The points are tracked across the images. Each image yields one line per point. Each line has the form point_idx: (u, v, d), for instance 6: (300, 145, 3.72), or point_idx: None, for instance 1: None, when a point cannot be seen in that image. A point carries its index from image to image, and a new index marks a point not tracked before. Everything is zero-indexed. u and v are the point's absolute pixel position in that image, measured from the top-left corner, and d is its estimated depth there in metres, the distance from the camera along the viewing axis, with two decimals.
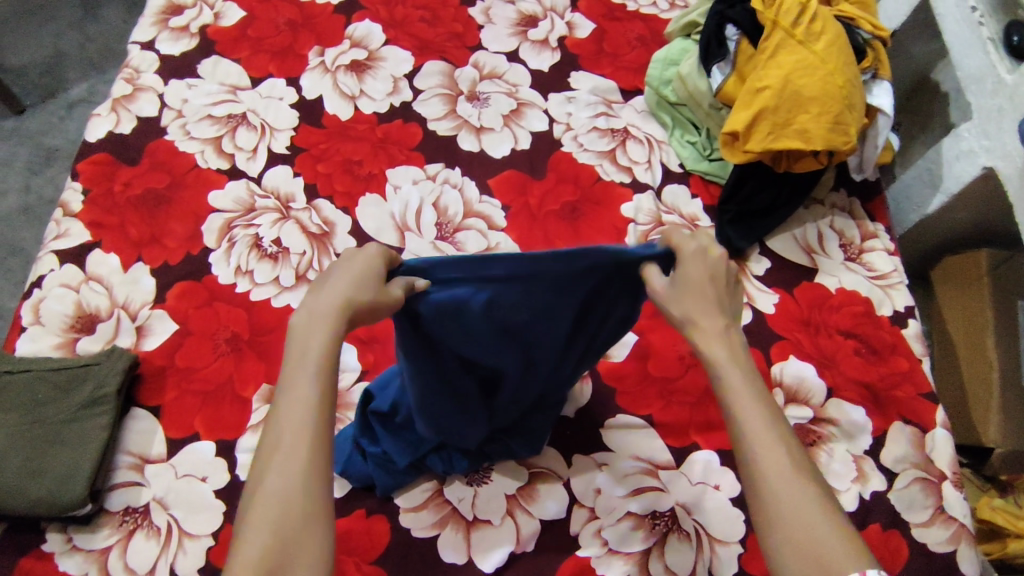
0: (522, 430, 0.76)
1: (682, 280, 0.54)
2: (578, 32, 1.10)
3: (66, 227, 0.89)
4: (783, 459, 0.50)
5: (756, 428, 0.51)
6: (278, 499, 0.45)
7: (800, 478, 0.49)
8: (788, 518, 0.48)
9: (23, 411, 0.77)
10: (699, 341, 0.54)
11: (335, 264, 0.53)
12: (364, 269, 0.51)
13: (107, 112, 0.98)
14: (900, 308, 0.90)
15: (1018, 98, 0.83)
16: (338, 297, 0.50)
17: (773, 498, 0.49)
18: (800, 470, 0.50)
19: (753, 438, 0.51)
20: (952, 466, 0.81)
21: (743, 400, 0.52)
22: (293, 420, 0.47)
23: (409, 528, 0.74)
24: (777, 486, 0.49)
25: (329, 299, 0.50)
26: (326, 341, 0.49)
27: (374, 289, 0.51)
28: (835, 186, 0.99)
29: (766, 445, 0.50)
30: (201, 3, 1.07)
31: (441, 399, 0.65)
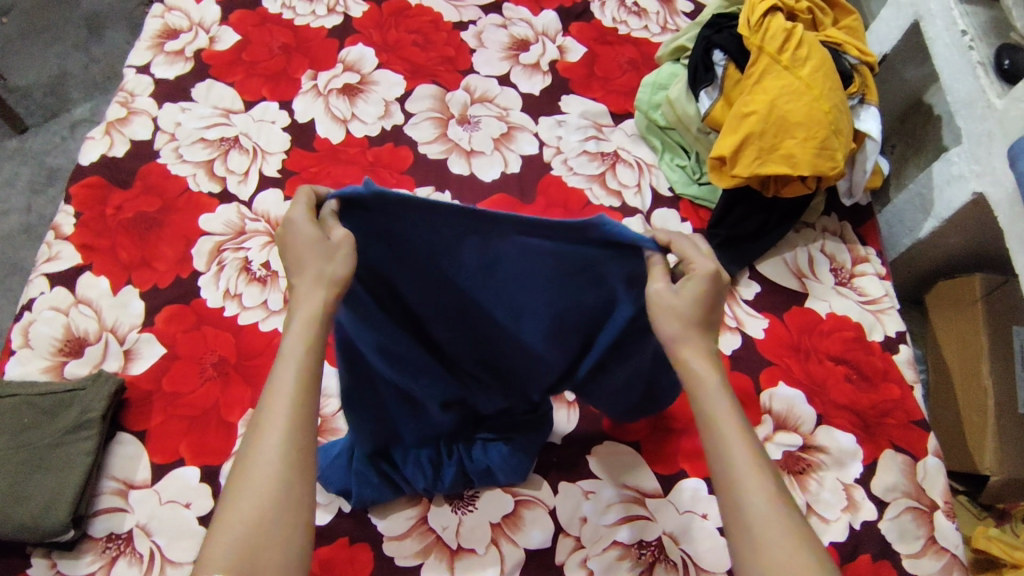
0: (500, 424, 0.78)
1: (688, 299, 0.53)
2: (569, 56, 1.11)
3: (58, 250, 0.89)
4: (767, 489, 0.49)
5: (739, 455, 0.50)
6: (259, 487, 0.47)
7: (782, 507, 0.49)
8: (770, 550, 0.47)
9: (9, 435, 0.77)
10: (686, 356, 0.53)
11: (286, 229, 0.53)
12: (310, 236, 0.51)
13: (101, 135, 0.98)
14: (891, 333, 0.90)
15: (1007, 123, 0.82)
16: (318, 267, 0.51)
17: (758, 531, 0.48)
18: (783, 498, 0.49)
19: (737, 468, 0.49)
20: (945, 496, 0.80)
21: (726, 426, 0.51)
22: (279, 409, 0.49)
23: (392, 557, 0.74)
24: (761, 518, 0.48)
25: (307, 277, 0.52)
26: (308, 317, 0.51)
27: (340, 255, 0.51)
28: (826, 210, 0.98)
29: (750, 476, 0.49)
30: (197, 27, 1.08)
31: (407, 360, 0.65)
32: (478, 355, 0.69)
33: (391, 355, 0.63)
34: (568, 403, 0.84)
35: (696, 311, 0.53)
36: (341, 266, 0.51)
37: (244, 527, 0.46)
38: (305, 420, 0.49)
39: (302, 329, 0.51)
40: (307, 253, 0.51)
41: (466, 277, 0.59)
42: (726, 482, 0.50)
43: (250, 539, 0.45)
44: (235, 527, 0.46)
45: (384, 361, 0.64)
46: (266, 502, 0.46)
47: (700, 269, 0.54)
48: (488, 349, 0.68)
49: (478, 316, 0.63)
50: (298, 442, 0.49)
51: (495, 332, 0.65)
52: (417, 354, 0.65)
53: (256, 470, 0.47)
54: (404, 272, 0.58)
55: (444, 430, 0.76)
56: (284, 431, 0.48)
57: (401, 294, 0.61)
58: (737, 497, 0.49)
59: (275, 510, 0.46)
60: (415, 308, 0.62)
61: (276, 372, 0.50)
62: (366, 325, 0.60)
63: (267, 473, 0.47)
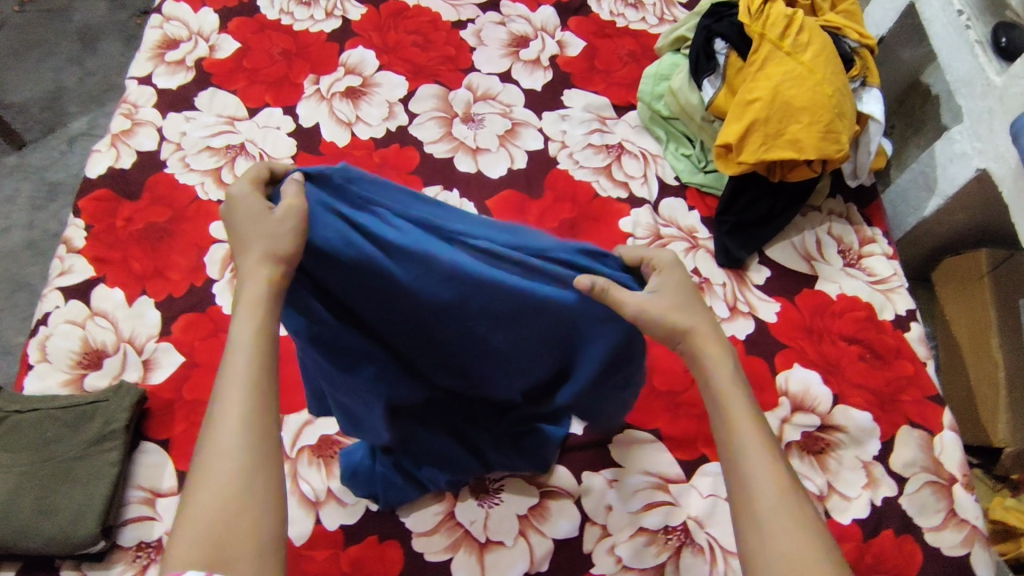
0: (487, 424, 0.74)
1: (667, 290, 0.56)
2: (569, 50, 1.11)
3: (70, 263, 0.90)
4: (776, 478, 0.52)
5: (749, 442, 0.54)
6: (218, 482, 0.44)
7: (790, 495, 0.52)
8: (774, 532, 0.50)
9: (33, 450, 0.77)
10: (702, 350, 0.57)
11: (236, 212, 0.51)
12: (258, 212, 0.50)
13: (107, 147, 0.99)
14: (901, 311, 0.91)
15: (1008, 100, 0.84)
16: (259, 243, 0.48)
17: (764, 518, 0.51)
18: (790, 488, 0.52)
19: (747, 456, 0.53)
20: (963, 469, 0.81)
21: (740, 417, 0.55)
22: (235, 400, 0.46)
23: (421, 553, 0.74)
24: (767, 501, 0.51)
25: (252, 255, 0.49)
26: (258, 297, 0.48)
27: (282, 225, 0.49)
28: (832, 192, 1.00)
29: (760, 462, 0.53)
30: (197, 36, 1.09)
31: (343, 362, 0.57)
32: (447, 367, 0.62)
33: (337, 363, 0.58)
34: None
35: (678, 298, 0.56)
36: (287, 240, 0.48)
37: (209, 520, 0.43)
38: (267, 412, 0.47)
39: (251, 317, 0.48)
40: (253, 232, 0.49)
41: (417, 278, 0.52)
42: (736, 468, 0.53)
43: (216, 533, 0.43)
44: (198, 522, 0.43)
45: (327, 366, 0.58)
46: (230, 494, 0.44)
47: (661, 261, 0.58)
48: (454, 360, 0.61)
49: (434, 326, 0.56)
50: (259, 434, 0.46)
51: (457, 343, 0.58)
52: (366, 361, 0.58)
53: (216, 463, 0.45)
54: (342, 276, 0.51)
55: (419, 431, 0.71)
56: (241, 425, 0.46)
57: (347, 301, 0.54)
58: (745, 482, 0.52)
59: (239, 502, 0.44)
60: (360, 319, 0.56)
61: (227, 363, 0.48)
62: (308, 327, 0.55)
63: (226, 466, 0.45)
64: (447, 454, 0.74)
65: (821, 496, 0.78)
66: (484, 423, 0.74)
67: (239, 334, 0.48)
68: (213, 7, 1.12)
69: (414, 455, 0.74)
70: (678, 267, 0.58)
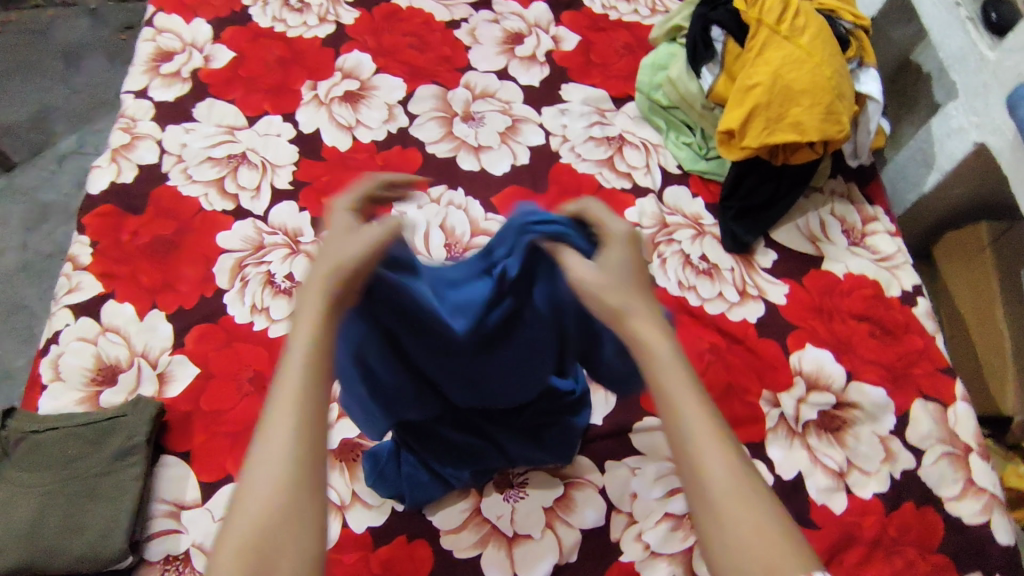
0: (508, 424, 0.73)
1: (612, 265, 0.50)
2: (564, 45, 1.12)
3: (78, 280, 0.89)
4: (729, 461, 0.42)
5: (696, 422, 0.43)
6: (263, 496, 0.40)
7: (746, 480, 0.42)
8: (740, 537, 0.40)
9: (56, 468, 0.76)
10: (635, 323, 0.47)
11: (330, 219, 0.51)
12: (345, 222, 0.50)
13: (107, 163, 0.98)
14: (907, 287, 0.92)
15: (1002, 73, 0.85)
16: (330, 260, 0.48)
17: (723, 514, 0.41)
18: (747, 473, 0.42)
19: (695, 441, 0.43)
20: (977, 438, 0.82)
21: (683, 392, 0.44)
22: (286, 402, 0.42)
23: (451, 550, 0.74)
24: (727, 500, 0.41)
25: (315, 270, 0.48)
26: (315, 310, 0.46)
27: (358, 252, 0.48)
28: (832, 173, 1.01)
29: (712, 447, 0.43)
30: (191, 47, 1.08)
31: (388, 390, 0.61)
32: (472, 388, 0.63)
33: (377, 374, 0.59)
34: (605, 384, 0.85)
35: (625, 267, 0.50)
36: (351, 265, 0.48)
37: (246, 528, 0.39)
38: (320, 423, 0.43)
39: (308, 322, 0.45)
40: (327, 249, 0.48)
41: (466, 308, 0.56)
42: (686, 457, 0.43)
43: (255, 545, 0.38)
44: (237, 538, 0.39)
45: (363, 380, 0.59)
46: (276, 507, 0.40)
47: (616, 231, 0.52)
48: (480, 382, 0.62)
49: (467, 346, 0.58)
50: (310, 449, 0.42)
51: (488, 361, 0.60)
52: (403, 383, 0.62)
53: (261, 474, 0.40)
54: (398, 305, 0.53)
55: (444, 434, 0.72)
56: (293, 435, 0.41)
57: (397, 324, 0.55)
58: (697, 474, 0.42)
59: (283, 522, 0.39)
60: (404, 341, 0.57)
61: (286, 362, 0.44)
62: (360, 339, 0.56)
63: (273, 477, 0.40)
64: (460, 444, 0.73)
65: (841, 472, 0.79)
66: (501, 418, 0.72)
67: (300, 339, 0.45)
68: (205, 17, 1.11)
69: (435, 447, 0.73)
70: (635, 239, 0.52)
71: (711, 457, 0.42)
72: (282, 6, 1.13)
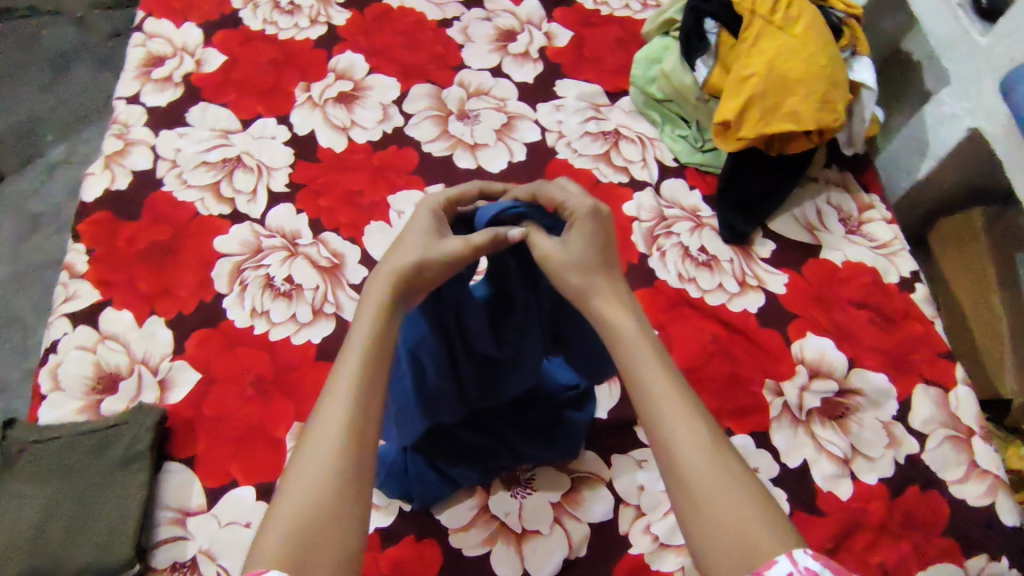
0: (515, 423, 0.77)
1: (575, 246, 0.55)
2: (557, 41, 1.12)
3: (75, 288, 0.88)
4: (699, 438, 0.46)
5: (665, 407, 0.48)
6: (312, 481, 0.44)
7: (715, 455, 0.46)
8: (710, 509, 0.44)
9: (61, 478, 0.76)
10: (607, 312, 0.53)
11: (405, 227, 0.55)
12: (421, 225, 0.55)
13: (101, 169, 0.97)
14: (905, 273, 0.93)
15: (995, 59, 0.86)
16: (412, 258, 0.53)
17: (694, 488, 0.45)
18: (716, 449, 0.46)
19: (665, 421, 0.47)
20: (979, 421, 0.83)
21: (653, 380, 0.49)
22: (339, 397, 0.47)
23: (460, 548, 0.74)
24: (696, 475, 0.45)
25: (388, 267, 0.53)
26: (377, 305, 0.51)
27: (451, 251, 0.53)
28: (827, 162, 1.01)
29: (681, 425, 0.47)
30: (181, 52, 1.07)
31: (436, 391, 0.64)
32: (511, 386, 0.69)
33: (428, 376, 0.63)
34: (608, 378, 0.86)
35: (586, 248, 0.55)
36: (436, 265, 0.53)
37: (295, 506, 0.44)
38: (367, 419, 0.48)
39: (368, 316, 0.51)
40: (414, 246, 0.54)
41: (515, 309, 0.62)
42: (657, 441, 0.47)
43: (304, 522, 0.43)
44: (284, 516, 0.43)
45: (416, 381, 0.63)
46: (325, 492, 0.44)
47: (579, 211, 0.55)
48: (520, 377, 0.68)
49: (513, 341, 0.63)
50: (358, 442, 0.46)
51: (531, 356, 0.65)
52: (451, 385, 0.65)
53: (311, 462, 0.45)
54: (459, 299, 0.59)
55: (462, 437, 0.76)
56: (343, 428, 0.46)
57: (453, 321, 0.61)
58: (669, 454, 0.46)
59: (331, 506, 0.44)
60: (458, 341, 0.62)
61: (344, 357, 0.49)
62: (418, 336, 0.61)
63: (323, 465, 0.45)
64: (472, 443, 0.76)
65: (846, 459, 0.80)
66: (509, 415, 0.77)
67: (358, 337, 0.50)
68: (195, 21, 1.11)
69: (446, 449, 0.76)
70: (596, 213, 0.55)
71: (681, 436, 0.46)
72: (273, 9, 1.13)
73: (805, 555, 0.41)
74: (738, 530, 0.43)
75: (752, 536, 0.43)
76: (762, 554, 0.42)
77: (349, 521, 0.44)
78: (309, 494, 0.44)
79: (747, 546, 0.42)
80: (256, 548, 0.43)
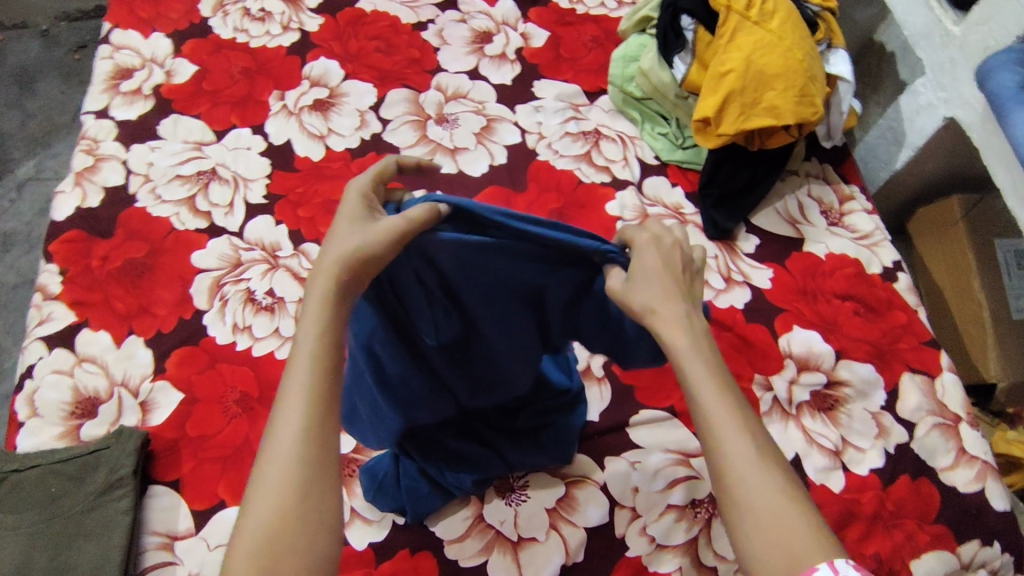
0: (512, 433, 0.76)
1: (642, 271, 0.53)
2: (534, 41, 1.11)
3: (48, 311, 0.86)
4: (748, 450, 0.49)
5: (717, 419, 0.50)
6: (274, 496, 0.44)
7: (764, 466, 0.49)
8: (760, 520, 0.47)
9: (39, 508, 0.73)
10: (663, 331, 0.51)
11: (341, 213, 0.51)
12: (354, 210, 0.51)
13: (72, 187, 0.94)
14: (887, 263, 0.93)
15: (968, 48, 0.87)
16: (350, 244, 0.48)
17: (741, 501, 0.48)
18: (764, 459, 0.49)
19: (717, 432, 0.49)
20: (965, 408, 0.84)
21: (707, 393, 0.50)
22: (292, 413, 0.46)
23: (456, 559, 0.73)
24: (745, 483, 0.48)
25: (331, 256, 0.49)
26: (321, 302, 0.48)
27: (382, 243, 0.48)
28: (806, 156, 1.02)
29: (731, 437, 0.49)
30: (151, 63, 1.05)
31: (394, 380, 0.60)
32: (485, 373, 0.65)
33: (387, 368, 0.58)
34: (598, 380, 0.85)
35: (661, 278, 0.53)
36: (373, 255, 0.48)
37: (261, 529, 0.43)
38: (325, 422, 0.47)
39: (312, 322, 0.48)
40: (346, 238, 0.49)
41: (477, 298, 0.56)
42: (709, 446, 0.50)
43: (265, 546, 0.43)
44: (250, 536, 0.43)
45: (373, 373, 0.59)
46: (291, 500, 0.44)
47: (638, 240, 0.56)
48: (490, 360, 0.63)
49: (476, 327, 0.59)
50: (318, 448, 0.46)
51: (498, 344, 0.60)
52: (411, 373, 0.60)
53: (274, 472, 0.45)
54: (407, 284, 0.54)
55: (456, 442, 0.74)
56: (301, 435, 0.45)
57: (405, 307, 0.56)
58: (719, 461, 0.49)
59: (291, 529, 0.43)
60: (416, 330, 0.57)
61: (293, 361, 0.48)
62: (367, 326, 0.56)
63: (280, 480, 0.44)
64: (465, 452, 0.75)
65: (837, 451, 0.80)
66: (497, 422, 0.76)
67: (304, 341, 0.48)
68: (164, 31, 1.08)
69: (437, 456, 0.74)
70: (658, 242, 0.55)
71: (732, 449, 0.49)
72: (243, 16, 1.10)
73: (846, 564, 0.45)
74: (782, 538, 0.46)
75: (794, 545, 0.46)
76: (803, 561, 0.46)
77: (319, 519, 0.44)
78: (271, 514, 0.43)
79: (789, 550, 0.46)
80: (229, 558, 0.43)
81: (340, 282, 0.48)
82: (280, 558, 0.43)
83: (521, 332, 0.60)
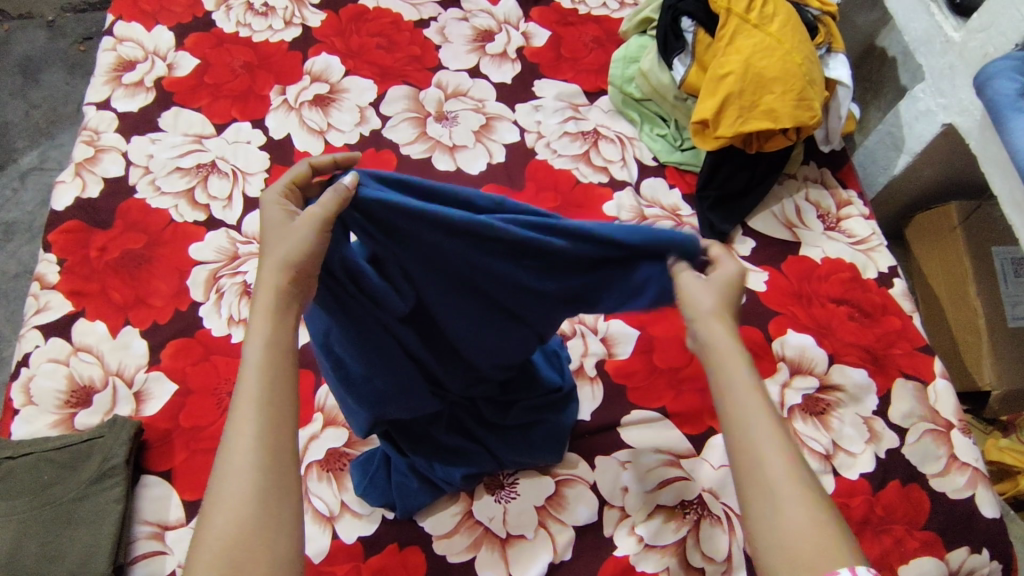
0: (497, 427, 0.76)
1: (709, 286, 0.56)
2: (535, 41, 1.11)
3: (46, 300, 0.86)
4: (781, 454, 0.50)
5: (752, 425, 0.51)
6: (232, 504, 0.46)
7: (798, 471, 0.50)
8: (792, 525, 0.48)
9: (31, 496, 0.74)
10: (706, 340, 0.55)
11: (266, 230, 0.54)
12: (275, 220, 0.54)
13: (72, 177, 0.95)
14: (883, 269, 0.93)
15: (967, 55, 0.86)
16: (280, 250, 0.52)
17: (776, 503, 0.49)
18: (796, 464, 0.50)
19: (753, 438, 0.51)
20: (957, 414, 0.84)
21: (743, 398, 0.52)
22: (244, 426, 0.48)
23: (444, 555, 0.74)
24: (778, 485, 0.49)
25: (270, 267, 0.52)
26: (267, 316, 0.52)
27: (305, 233, 0.52)
28: (805, 159, 1.02)
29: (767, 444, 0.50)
30: (154, 55, 1.05)
31: (356, 379, 0.63)
32: (455, 352, 0.68)
33: (348, 365, 0.62)
34: (591, 379, 0.85)
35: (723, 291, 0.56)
36: (301, 244, 0.52)
37: (220, 538, 0.45)
38: (276, 431, 0.49)
39: (259, 336, 0.51)
40: (275, 238, 0.53)
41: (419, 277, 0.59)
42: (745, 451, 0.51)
43: (224, 553, 0.45)
44: (212, 546, 0.45)
45: (336, 371, 0.62)
46: (247, 509, 0.46)
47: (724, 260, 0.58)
48: (455, 339, 0.65)
49: (430, 305, 0.62)
50: (271, 457, 0.48)
51: (457, 322, 0.63)
52: (375, 368, 0.62)
53: (229, 482, 0.47)
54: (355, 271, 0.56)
55: (439, 436, 0.75)
56: (255, 446, 0.48)
57: (363, 296, 0.58)
58: (750, 459, 0.51)
59: (247, 537, 0.45)
60: (369, 321, 0.60)
61: (241, 381, 0.50)
62: (325, 328, 0.61)
63: (237, 489, 0.46)
64: (454, 446, 0.76)
65: (828, 455, 0.80)
66: (490, 420, 0.76)
67: (252, 354, 0.51)
68: (166, 24, 1.09)
69: (426, 449, 0.75)
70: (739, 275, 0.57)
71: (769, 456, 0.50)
72: (246, 11, 1.11)
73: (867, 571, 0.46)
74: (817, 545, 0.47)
75: (825, 549, 0.47)
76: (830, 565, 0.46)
77: (277, 526, 0.46)
78: (228, 524, 0.45)
79: (815, 555, 0.47)
80: (190, 561, 0.45)
81: (281, 283, 0.52)
82: (241, 563, 0.45)
83: (476, 311, 0.62)
